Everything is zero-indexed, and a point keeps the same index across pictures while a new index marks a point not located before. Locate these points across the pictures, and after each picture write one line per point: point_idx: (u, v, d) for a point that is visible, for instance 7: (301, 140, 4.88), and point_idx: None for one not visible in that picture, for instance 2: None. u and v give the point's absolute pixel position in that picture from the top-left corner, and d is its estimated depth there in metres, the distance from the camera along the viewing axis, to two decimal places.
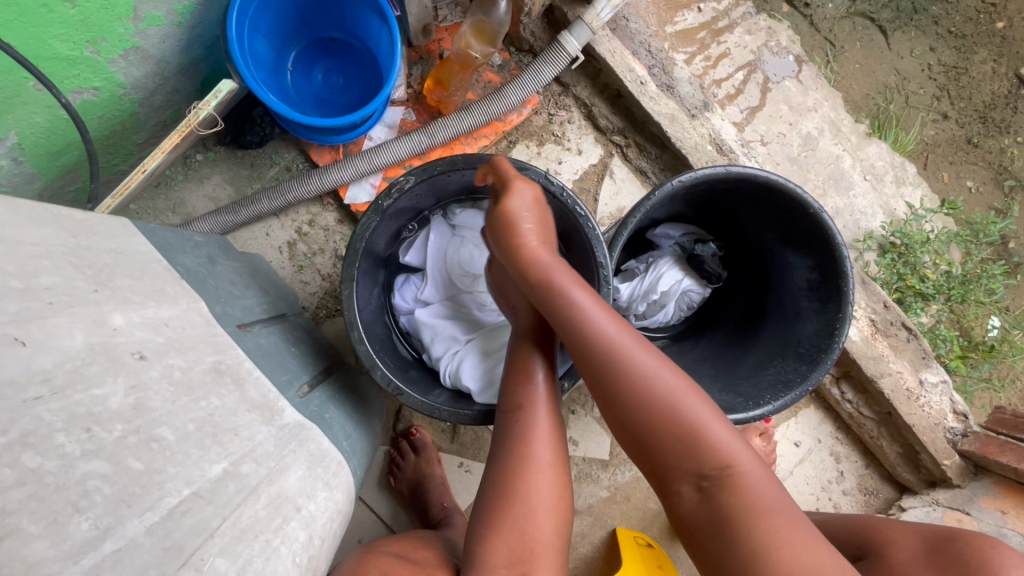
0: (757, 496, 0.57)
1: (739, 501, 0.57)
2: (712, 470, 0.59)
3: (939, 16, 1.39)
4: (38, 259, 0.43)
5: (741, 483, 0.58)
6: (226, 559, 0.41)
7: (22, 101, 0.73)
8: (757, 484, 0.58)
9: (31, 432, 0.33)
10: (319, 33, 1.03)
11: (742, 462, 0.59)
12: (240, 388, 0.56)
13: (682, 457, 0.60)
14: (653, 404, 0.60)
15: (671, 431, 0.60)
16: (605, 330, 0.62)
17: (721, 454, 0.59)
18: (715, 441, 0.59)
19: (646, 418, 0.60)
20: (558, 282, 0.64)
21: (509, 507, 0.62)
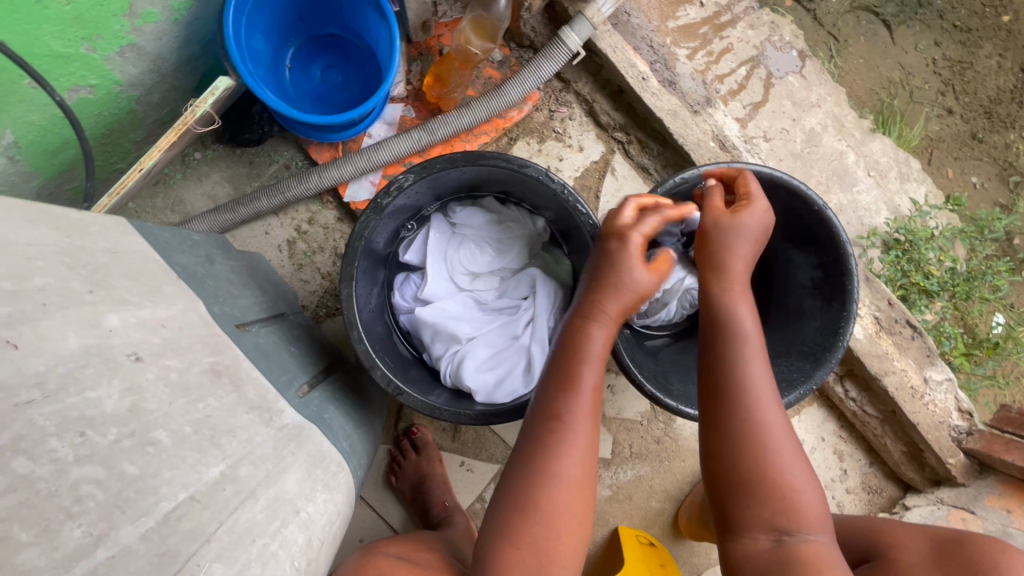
0: (834, 569, 0.54)
1: (814, 565, 0.54)
2: (793, 528, 0.56)
3: (944, 10, 1.37)
4: (31, 259, 0.42)
5: (814, 549, 0.55)
6: (224, 565, 0.40)
7: (17, 99, 0.72)
8: (834, 561, 0.55)
9: (23, 437, 0.33)
10: (317, 30, 1.02)
11: (822, 535, 0.56)
12: (238, 389, 0.56)
13: (766, 506, 0.57)
14: (756, 441, 0.58)
15: (765, 474, 0.57)
16: (751, 364, 0.61)
17: (805, 517, 0.56)
18: (805, 502, 0.57)
19: (743, 453, 0.58)
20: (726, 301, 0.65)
21: (551, 505, 0.59)
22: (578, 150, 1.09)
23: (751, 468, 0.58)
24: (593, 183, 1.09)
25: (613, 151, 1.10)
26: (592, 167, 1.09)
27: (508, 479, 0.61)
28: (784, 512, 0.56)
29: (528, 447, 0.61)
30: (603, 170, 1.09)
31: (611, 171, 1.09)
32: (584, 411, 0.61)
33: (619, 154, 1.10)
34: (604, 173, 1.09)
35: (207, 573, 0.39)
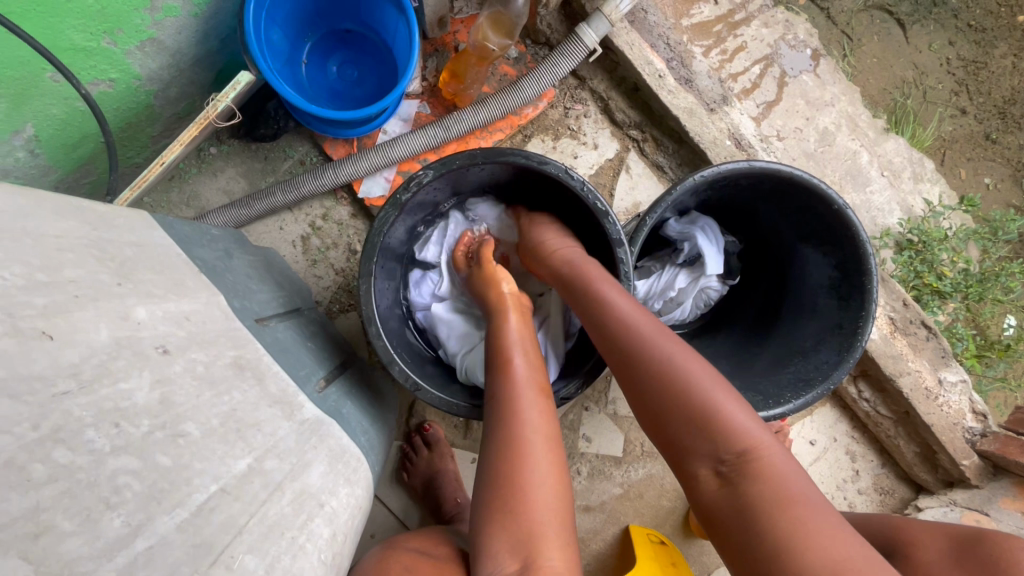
0: (781, 482, 0.53)
1: (760, 485, 0.54)
2: (730, 454, 0.56)
3: (959, 9, 1.36)
4: (62, 252, 0.42)
5: (763, 467, 0.55)
6: (256, 557, 0.40)
7: (39, 93, 0.72)
8: (783, 471, 0.54)
9: (62, 428, 0.33)
10: (334, 25, 1.02)
11: (769, 449, 0.56)
12: (261, 383, 0.56)
13: (699, 437, 0.58)
14: (664, 375, 0.61)
15: (682, 405, 0.59)
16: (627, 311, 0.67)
17: (742, 438, 0.56)
18: (736, 423, 0.57)
19: (659, 390, 0.61)
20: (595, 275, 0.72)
21: (524, 488, 0.62)
22: (593, 147, 1.09)
23: (669, 401, 0.60)
24: (607, 180, 1.09)
25: (627, 149, 1.10)
26: (606, 165, 1.09)
27: (482, 473, 0.65)
28: (717, 439, 0.57)
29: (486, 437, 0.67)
30: (617, 167, 1.09)
31: (625, 169, 1.09)
32: (532, 398, 0.68)
33: (633, 152, 1.10)
34: (618, 171, 1.09)
35: (241, 564, 0.39)
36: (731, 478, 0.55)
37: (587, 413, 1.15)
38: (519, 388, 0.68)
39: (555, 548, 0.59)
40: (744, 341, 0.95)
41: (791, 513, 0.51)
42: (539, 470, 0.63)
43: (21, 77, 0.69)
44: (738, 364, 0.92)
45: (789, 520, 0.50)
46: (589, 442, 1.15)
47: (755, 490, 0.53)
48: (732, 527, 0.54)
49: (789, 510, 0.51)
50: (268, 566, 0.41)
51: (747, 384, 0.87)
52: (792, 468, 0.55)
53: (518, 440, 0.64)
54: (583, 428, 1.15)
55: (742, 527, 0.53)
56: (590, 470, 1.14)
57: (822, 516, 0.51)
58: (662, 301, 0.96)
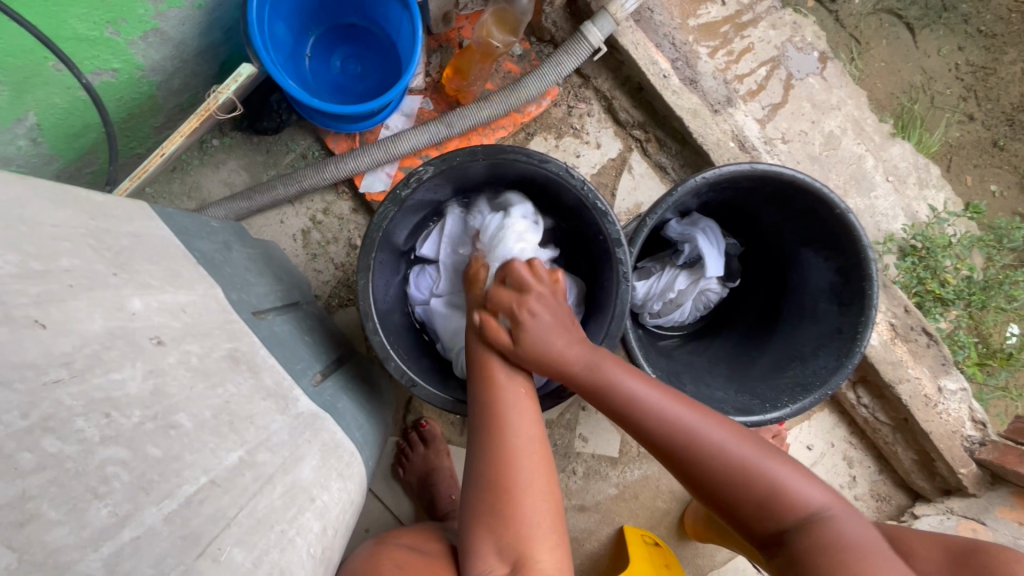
0: (848, 539, 0.58)
1: (824, 545, 0.58)
2: (794, 521, 0.60)
3: (969, 14, 1.35)
4: (58, 241, 0.42)
5: (828, 529, 0.59)
6: (243, 549, 0.40)
7: (42, 81, 0.73)
8: (841, 525, 0.59)
9: (51, 416, 0.33)
10: (338, 19, 1.01)
11: (824, 508, 0.60)
12: (256, 375, 0.56)
13: (763, 509, 0.61)
14: (714, 461, 0.62)
15: (739, 483, 0.61)
16: (653, 401, 0.65)
17: (799, 506, 0.60)
18: (790, 490, 0.60)
19: (715, 475, 0.62)
20: (607, 367, 0.66)
21: (515, 494, 0.62)
22: (596, 147, 1.09)
23: (729, 483, 0.61)
24: (610, 180, 1.09)
25: (630, 148, 1.09)
26: (609, 165, 1.09)
27: (476, 493, 0.64)
28: (777, 514, 0.60)
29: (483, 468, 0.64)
30: (620, 167, 1.09)
31: (627, 169, 1.09)
32: (519, 429, 0.66)
33: (636, 152, 1.09)
34: (621, 171, 1.09)
35: (228, 556, 0.39)
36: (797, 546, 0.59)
37: (584, 412, 1.15)
38: (503, 394, 0.67)
39: (544, 550, 0.60)
40: (742, 344, 0.95)
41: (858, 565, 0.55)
42: (533, 486, 0.63)
43: (24, 65, 0.69)
44: (735, 368, 0.91)
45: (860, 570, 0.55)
46: (586, 441, 1.15)
47: (820, 552, 0.57)
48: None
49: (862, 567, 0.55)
50: (256, 559, 0.41)
51: (745, 387, 0.87)
52: (817, 492, 0.61)
53: (505, 451, 0.64)
54: (580, 428, 1.15)
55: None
56: (586, 470, 1.14)
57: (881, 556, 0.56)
58: (661, 301, 0.96)
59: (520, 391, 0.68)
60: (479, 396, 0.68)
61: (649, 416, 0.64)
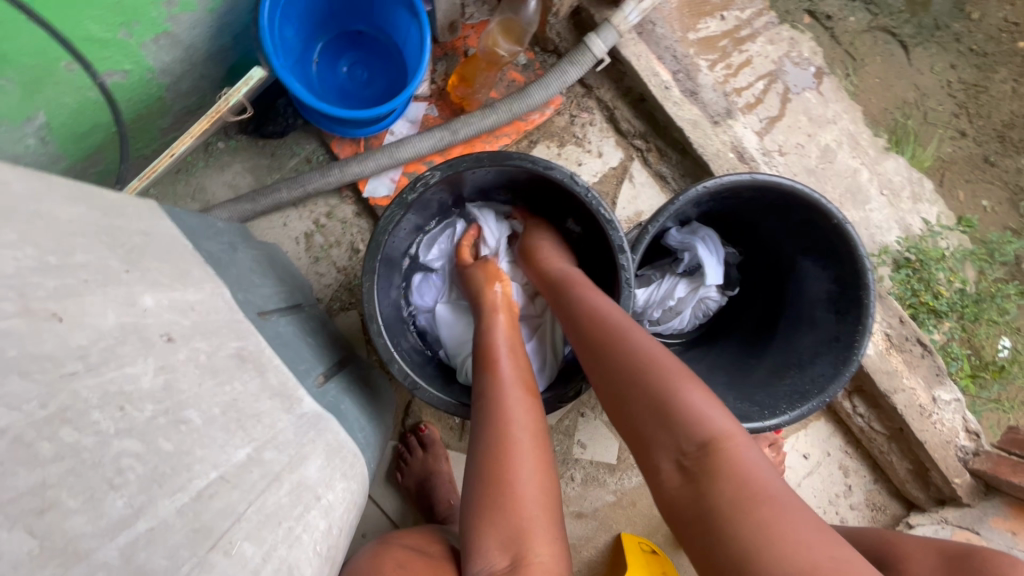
0: (748, 472, 0.50)
1: (722, 477, 0.50)
2: (692, 445, 0.53)
3: (961, 33, 1.39)
4: (73, 236, 0.43)
5: (732, 456, 0.52)
6: (253, 544, 0.41)
7: (54, 81, 0.73)
8: (749, 463, 0.51)
9: (69, 408, 0.33)
10: (346, 26, 1.03)
11: (733, 438, 0.53)
12: (262, 374, 0.56)
13: (659, 428, 0.56)
14: (636, 364, 0.61)
15: (644, 393, 0.58)
16: (609, 308, 0.70)
17: (706, 426, 0.54)
18: (705, 413, 0.55)
19: (634, 383, 0.59)
20: (578, 283, 0.76)
21: (511, 467, 0.63)
22: (597, 155, 1.10)
23: (641, 381, 0.59)
24: (610, 189, 1.10)
25: (631, 158, 1.11)
26: (610, 173, 1.10)
27: (471, 472, 0.66)
28: (680, 429, 0.54)
29: (479, 448, 0.65)
30: (621, 176, 1.10)
31: (628, 178, 1.10)
32: (518, 396, 0.68)
33: (637, 161, 1.11)
34: (622, 180, 1.10)
35: (238, 551, 0.39)
36: (695, 468, 0.52)
37: (582, 419, 1.15)
38: (505, 386, 0.69)
39: (544, 544, 0.60)
40: (740, 352, 0.96)
41: (761, 518, 0.47)
42: (530, 477, 0.63)
43: (35, 65, 0.70)
44: (734, 375, 0.92)
45: (753, 510, 0.48)
46: (584, 448, 1.15)
47: (713, 481, 0.50)
48: (688, 521, 0.51)
49: (750, 501, 0.48)
50: (265, 554, 0.41)
51: (744, 395, 0.87)
52: (771, 470, 0.52)
53: (507, 443, 0.64)
54: (578, 434, 1.15)
55: (704, 522, 0.50)
56: (584, 476, 1.15)
57: (789, 510, 0.48)
58: (661, 309, 0.98)
59: (519, 385, 0.69)
60: (483, 388, 0.70)
61: (597, 317, 0.68)
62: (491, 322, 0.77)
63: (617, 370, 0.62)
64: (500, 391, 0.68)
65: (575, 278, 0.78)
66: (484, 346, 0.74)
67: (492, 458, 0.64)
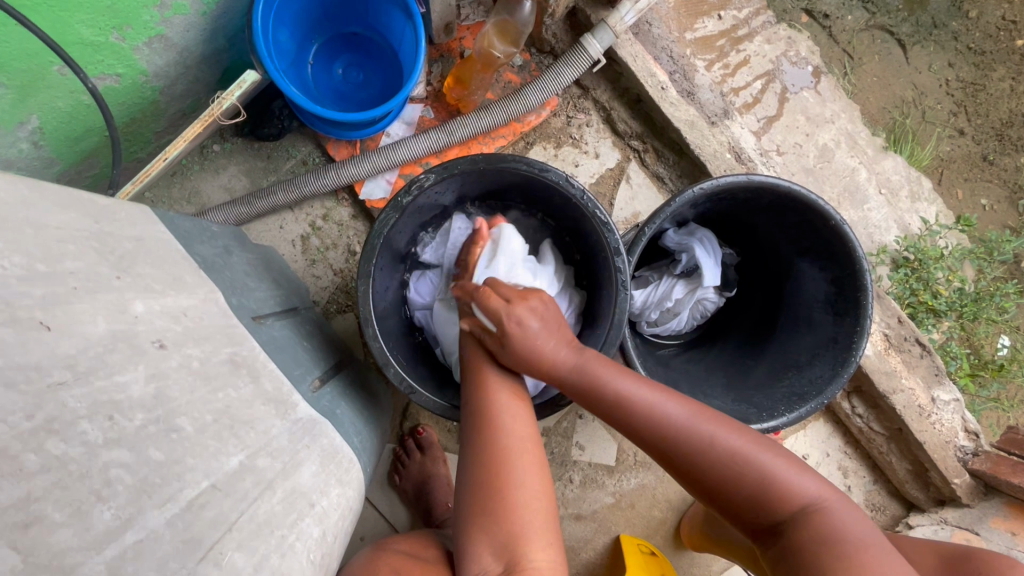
0: (842, 529, 0.57)
1: (816, 539, 0.57)
2: (787, 515, 0.59)
3: (959, 31, 1.38)
4: (62, 243, 0.42)
5: (827, 519, 0.58)
6: (244, 554, 0.40)
7: (47, 85, 0.73)
8: (839, 518, 0.58)
9: (56, 418, 0.33)
10: (341, 28, 1.03)
11: (820, 497, 0.59)
12: (256, 380, 0.56)
13: (752, 508, 0.61)
14: (714, 460, 0.61)
15: (731, 485, 0.61)
16: (652, 399, 0.64)
17: (797, 497, 0.59)
18: (789, 481, 0.60)
19: (717, 476, 0.61)
20: (601, 371, 0.66)
21: (503, 474, 0.63)
22: (594, 156, 1.10)
23: (722, 472, 0.61)
24: (608, 190, 1.10)
25: (628, 158, 1.10)
26: (607, 174, 1.10)
27: (463, 479, 0.65)
28: (772, 507, 0.60)
29: (470, 455, 0.65)
30: (618, 177, 1.10)
31: (625, 179, 1.10)
32: (508, 401, 0.68)
33: (635, 162, 1.10)
34: (619, 180, 1.10)
35: (229, 561, 0.39)
36: (792, 539, 0.58)
37: (581, 421, 1.15)
38: (494, 393, 0.68)
39: (538, 549, 0.60)
40: (738, 353, 0.96)
41: (859, 562, 0.54)
42: (524, 483, 0.63)
43: (28, 69, 0.69)
44: (732, 376, 0.92)
45: (860, 563, 0.54)
46: (582, 450, 1.15)
47: (813, 545, 0.57)
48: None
49: (856, 560, 0.55)
50: (257, 564, 0.41)
51: (742, 396, 0.87)
52: (853, 510, 0.59)
53: (497, 449, 0.64)
54: (576, 436, 1.15)
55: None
56: (583, 478, 1.14)
57: (880, 551, 0.55)
58: (658, 311, 0.97)
59: (511, 392, 0.69)
60: (472, 397, 0.69)
61: (652, 415, 0.63)
62: (477, 333, 0.74)
63: (690, 464, 0.62)
64: (489, 397, 0.68)
65: (588, 356, 0.67)
66: (475, 352, 0.73)
67: (483, 465, 0.64)
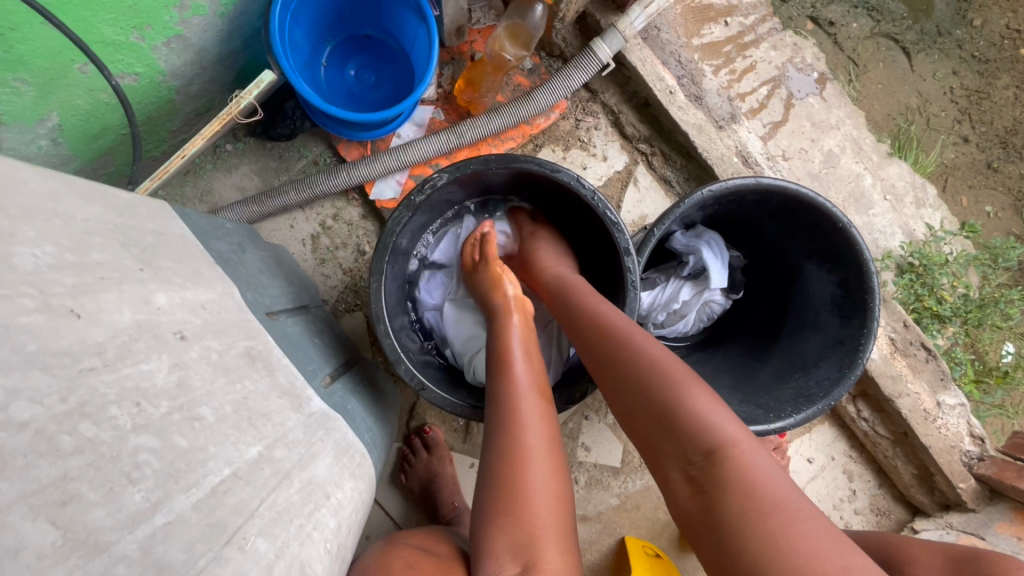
0: (751, 478, 0.51)
1: (730, 482, 0.52)
2: (699, 453, 0.55)
3: (963, 40, 1.39)
4: (89, 235, 0.43)
5: (737, 462, 0.53)
6: (266, 540, 0.41)
7: (68, 83, 0.74)
8: (755, 467, 0.52)
9: (88, 403, 0.34)
10: (354, 31, 1.04)
11: (741, 444, 0.54)
12: (271, 374, 0.57)
13: (668, 439, 0.57)
14: (638, 378, 0.62)
15: (651, 404, 0.60)
16: (609, 318, 0.69)
17: (713, 434, 0.55)
18: (710, 421, 0.56)
19: (637, 393, 0.61)
20: (576, 287, 0.77)
21: (523, 477, 0.63)
22: (602, 160, 1.11)
23: (643, 390, 0.61)
24: (615, 193, 1.11)
25: (636, 162, 1.12)
26: (615, 177, 1.11)
27: (484, 478, 0.66)
28: (686, 439, 0.56)
29: (492, 455, 0.66)
30: (626, 180, 1.11)
31: (633, 182, 1.11)
32: (531, 402, 0.68)
33: (642, 165, 1.12)
34: (626, 183, 1.11)
35: (252, 546, 0.40)
36: (703, 478, 0.54)
37: (587, 422, 1.15)
38: (517, 394, 0.69)
39: (554, 552, 0.60)
40: (745, 355, 0.96)
41: (759, 513, 0.49)
42: (541, 479, 0.64)
43: (50, 67, 0.71)
44: (739, 378, 0.92)
45: (758, 516, 0.49)
46: (588, 451, 1.15)
47: (722, 490, 0.52)
48: (701, 533, 0.53)
49: (755, 508, 0.50)
50: (278, 550, 0.42)
51: (749, 396, 0.88)
52: (779, 471, 0.53)
53: (519, 449, 0.65)
54: (582, 437, 1.15)
55: (709, 527, 0.52)
56: (588, 479, 1.15)
57: (796, 511, 0.49)
58: (665, 312, 0.98)
59: (535, 393, 0.69)
60: (496, 395, 0.70)
61: (602, 331, 0.68)
62: (503, 330, 0.76)
63: (621, 382, 0.64)
64: (513, 397, 0.68)
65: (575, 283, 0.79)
66: (500, 351, 0.74)
67: (503, 461, 0.65)
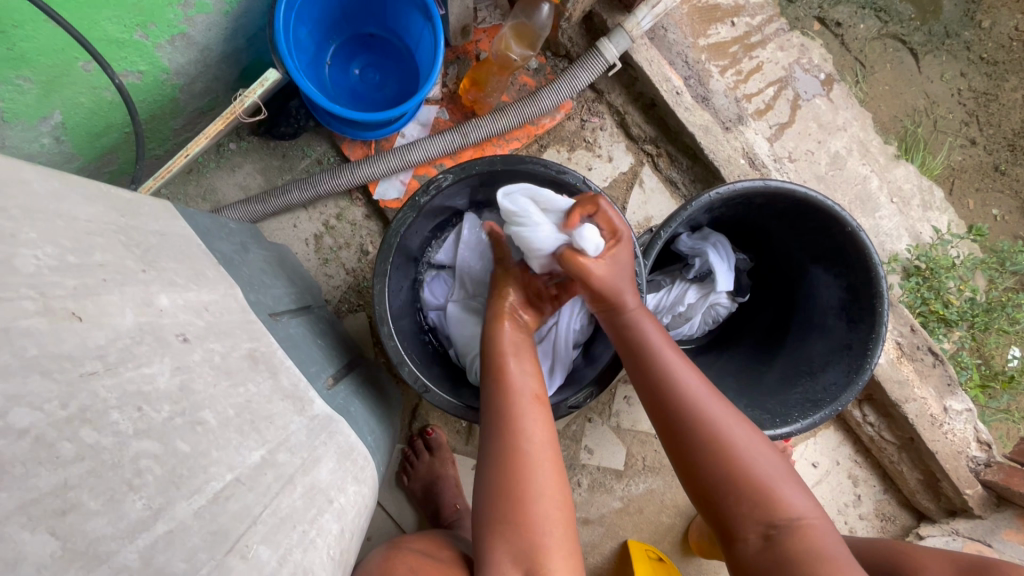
0: (825, 550, 0.58)
1: (808, 551, 0.58)
2: (779, 520, 0.60)
3: (971, 41, 1.38)
4: (91, 236, 0.42)
5: (813, 533, 0.59)
6: (269, 547, 0.41)
7: (71, 82, 0.74)
8: (825, 537, 0.59)
9: (89, 408, 0.33)
10: (359, 29, 1.04)
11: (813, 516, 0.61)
12: (274, 376, 0.56)
13: (747, 504, 0.61)
14: (722, 445, 0.63)
15: (734, 471, 0.62)
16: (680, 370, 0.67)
17: (790, 505, 0.61)
18: (787, 494, 0.61)
19: (719, 460, 0.63)
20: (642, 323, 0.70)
21: (526, 488, 0.63)
22: (607, 160, 1.10)
23: (726, 459, 0.63)
24: (620, 194, 1.10)
25: (641, 163, 1.11)
26: (620, 178, 1.10)
27: (481, 482, 0.65)
28: (768, 508, 0.61)
29: (493, 462, 0.65)
30: (631, 181, 1.10)
31: (638, 183, 1.10)
32: (529, 406, 0.67)
33: (648, 166, 1.11)
34: (632, 184, 1.10)
35: (255, 554, 0.39)
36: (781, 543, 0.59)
37: (590, 424, 1.15)
38: (516, 400, 0.67)
39: (558, 559, 0.60)
40: (751, 359, 0.95)
41: None
42: (545, 491, 0.63)
43: (53, 65, 0.70)
44: (744, 382, 0.92)
45: None
46: (591, 454, 1.14)
47: (801, 558, 0.58)
48: None
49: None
50: (281, 557, 0.41)
51: (754, 401, 0.87)
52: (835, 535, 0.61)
53: (519, 456, 0.64)
54: (585, 440, 1.14)
55: None
56: (591, 482, 1.14)
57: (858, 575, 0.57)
58: (670, 315, 0.97)
59: (532, 397, 0.68)
60: (494, 400, 0.68)
61: (680, 388, 0.66)
62: (497, 331, 0.74)
63: (699, 446, 0.64)
64: (512, 403, 0.67)
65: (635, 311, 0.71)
66: (495, 353, 0.72)
67: (504, 469, 0.64)
